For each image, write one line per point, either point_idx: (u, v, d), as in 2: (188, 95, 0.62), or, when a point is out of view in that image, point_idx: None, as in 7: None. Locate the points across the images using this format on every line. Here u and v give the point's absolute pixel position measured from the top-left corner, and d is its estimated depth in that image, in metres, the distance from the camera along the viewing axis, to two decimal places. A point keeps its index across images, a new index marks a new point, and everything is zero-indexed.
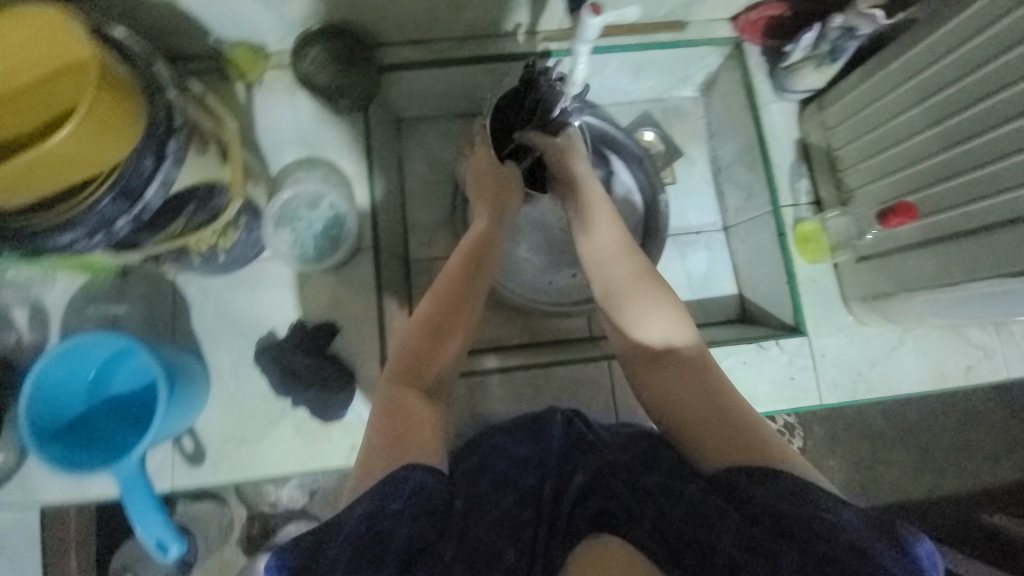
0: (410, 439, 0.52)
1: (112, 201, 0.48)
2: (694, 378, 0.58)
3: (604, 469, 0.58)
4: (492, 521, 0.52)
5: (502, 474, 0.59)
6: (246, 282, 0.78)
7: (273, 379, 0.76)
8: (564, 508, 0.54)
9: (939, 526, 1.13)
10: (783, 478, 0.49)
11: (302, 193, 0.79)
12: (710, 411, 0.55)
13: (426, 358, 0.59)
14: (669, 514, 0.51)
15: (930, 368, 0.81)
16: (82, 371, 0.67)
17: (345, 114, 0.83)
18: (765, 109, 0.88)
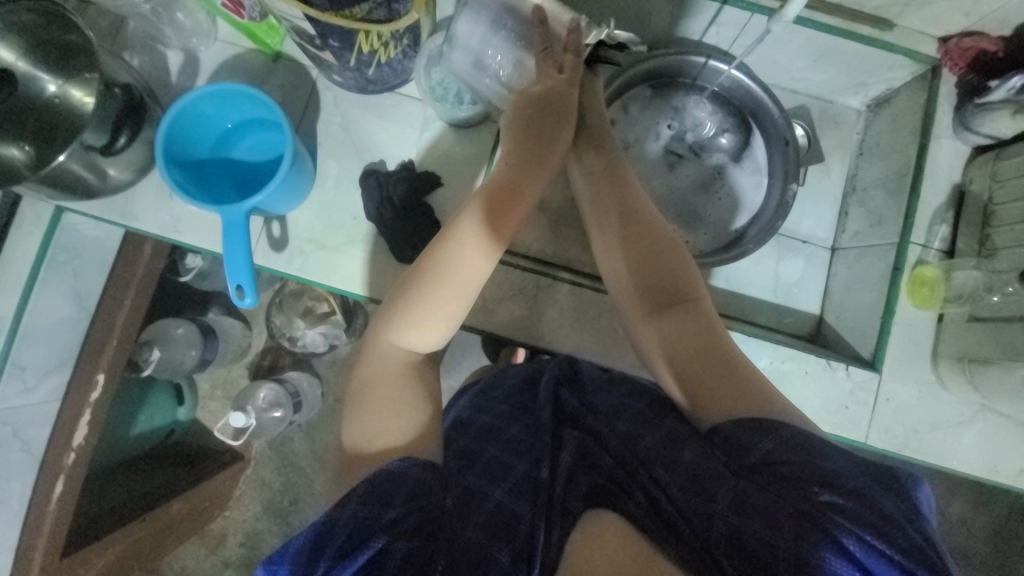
0: (386, 411, 0.53)
1: None
2: (694, 335, 0.58)
3: (591, 444, 0.56)
4: (483, 517, 0.49)
5: (494, 452, 0.56)
6: (379, 109, 0.81)
7: (369, 203, 0.79)
8: (558, 495, 0.51)
9: None
10: (786, 432, 0.49)
11: None
12: (710, 367, 0.56)
13: (414, 310, 0.57)
14: (668, 487, 0.49)
15: (986, 456, 0.78)
16: (220, 118, 0.71)
17: None
18: (936, 141, 0.82)
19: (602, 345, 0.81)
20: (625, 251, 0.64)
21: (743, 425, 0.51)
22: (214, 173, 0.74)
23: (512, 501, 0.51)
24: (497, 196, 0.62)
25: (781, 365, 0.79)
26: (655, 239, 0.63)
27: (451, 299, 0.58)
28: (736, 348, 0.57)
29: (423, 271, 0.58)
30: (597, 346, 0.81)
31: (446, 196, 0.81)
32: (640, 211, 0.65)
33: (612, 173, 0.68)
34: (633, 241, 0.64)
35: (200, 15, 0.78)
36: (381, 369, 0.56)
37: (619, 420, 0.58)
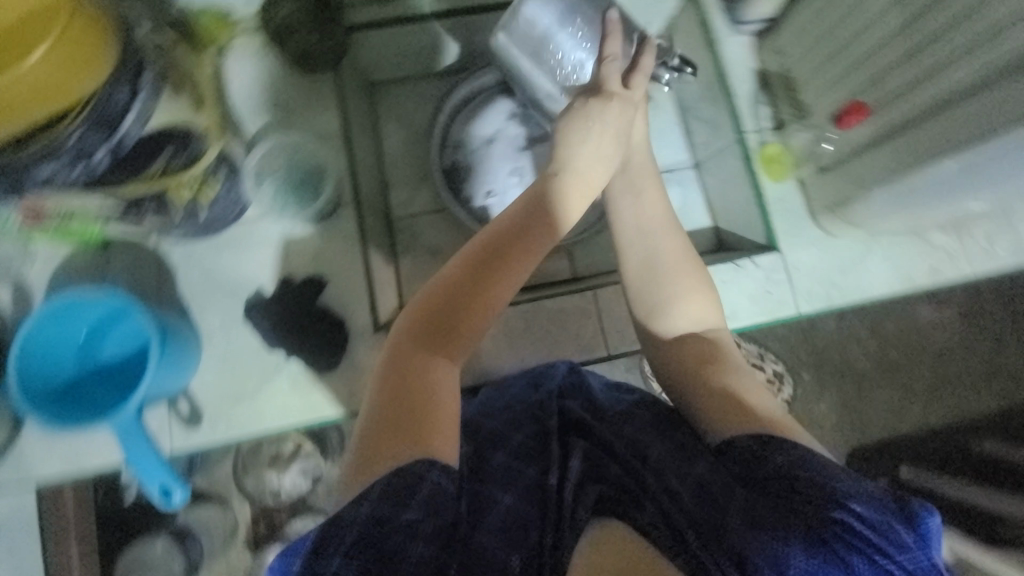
0: (416, 422, 0.48)
1: (91, 131, 0.57)
2: (700, 350, 0.56)
3: (598, 450, 0.53)
4: (497, 519, 0.47)
5: (504, 459, 0.53)
6: (230, 244, 0.78)
7: (264, 334, 0.77)
8: (568, 503, 0.49)
9: (913, 451, 1.21)
10: (800, 451, 0.46)
11: (280, 148, 0.80)
12: (730, 379, 0.54)
13: (452, 319, 0.53)
14: (681, 500, 0.46)
15: (897, 272, 0.86)
16: (75, 331, 0.69)
17: (316, 75, 0.84)
18: (723, 43, 0.91)
19: (546, 349, 0.82)
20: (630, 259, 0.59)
21: (764, 441, 0.47)
22: (99, 383, 0.71)
23: (527, 509, 0.49)
24: (553, 194, 0.57)
25: None
26: (667, 262, 0.59)
27: (481, 317, 0.54)
28: (740, 371, 0.55)
29: (460, 277, 0.54)
30: (542, 352, 0.82)
31: (335, 291, 0.80)
32: (637, 226, 0.60)
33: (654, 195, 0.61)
34: (641, 255, 0.59)
35: (10, 240, 0.74)
36: (406, 386, 0.50)
37: (627, 423, 0.54)
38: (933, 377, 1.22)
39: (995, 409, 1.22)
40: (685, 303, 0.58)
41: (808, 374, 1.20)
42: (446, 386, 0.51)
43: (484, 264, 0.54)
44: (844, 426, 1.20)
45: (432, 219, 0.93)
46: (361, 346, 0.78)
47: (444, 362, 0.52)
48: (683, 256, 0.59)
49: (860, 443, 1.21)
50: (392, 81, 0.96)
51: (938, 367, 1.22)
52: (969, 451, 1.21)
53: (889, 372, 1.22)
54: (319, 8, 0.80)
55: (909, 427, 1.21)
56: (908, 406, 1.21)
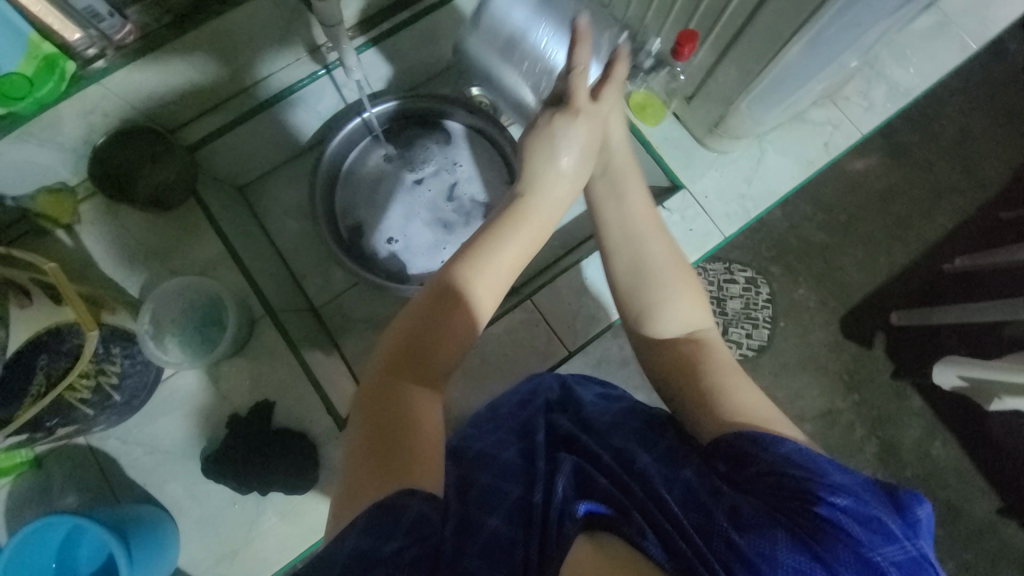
0: (404, 452, 0.46)
1: None
2: (692, 351, 0.56)
3: (588, 460, 0.47)
4: (481, 543, 0.40)
5: (490, 480, 0.47)
6: (162, 409, 0.75)
7: (231, 483, 0.73)
8: (554, 508, 0.41)
9: (902, 296, 1.22)
10: (788, 447, 0.44)
11: (170, 296, 0.78)
12: (729, 377, 0.53)
13: (430, 346, 0.52)
14: (668, 499, 0.41)
15: (797, 160, 0.88)
16: (43, 562, 0.66)
17: (177, 208, 0.81)
18: None
19: (510, 371, 0.81)
20: (614, 274, 0.60)
21: (745, 435, 0.46)
22: None
23: (512, 531, 0.41)
24: (529, 205, 0.57)
25: None
26: (656, 264, 0.58)
27: (458, 345, 0.53)
28: (730, 373, 0.54)
29: (433, 302, 0.53)
30: (506, 376, 0.81)
31: (286, 407, 0.77)
32: (623, 229, 0.59)
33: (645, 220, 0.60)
34: (627, 260, 0.59)
35: None
36: (386, 411, 0.49)
37: (615, 434, 0.50)
38: (886, 222, 1.25)
39: (953, 226, 1.24)
40: (681, 305, 0.58)
41: (777, 269, 1.22)
42: (428, 412, 0.50)
43: (457, 287, 0.53)
44: (826, 302, 1.23)
45: (356, 292, 0.91)
46: (333, 448, 0.75)
47: (425, 392, 0.51)
48: (673, 260, 0.59)
49: (848, 311, 1.23)
50: (261, 176, 0.94)
51: (885, 212, 1.25)
52: (949, 274, 1.23)
53: (844, 235, 1.24)
54: (152, 144, 0.76)
55: (885, 277, 1.23)
56: (876, 258, 1.24)
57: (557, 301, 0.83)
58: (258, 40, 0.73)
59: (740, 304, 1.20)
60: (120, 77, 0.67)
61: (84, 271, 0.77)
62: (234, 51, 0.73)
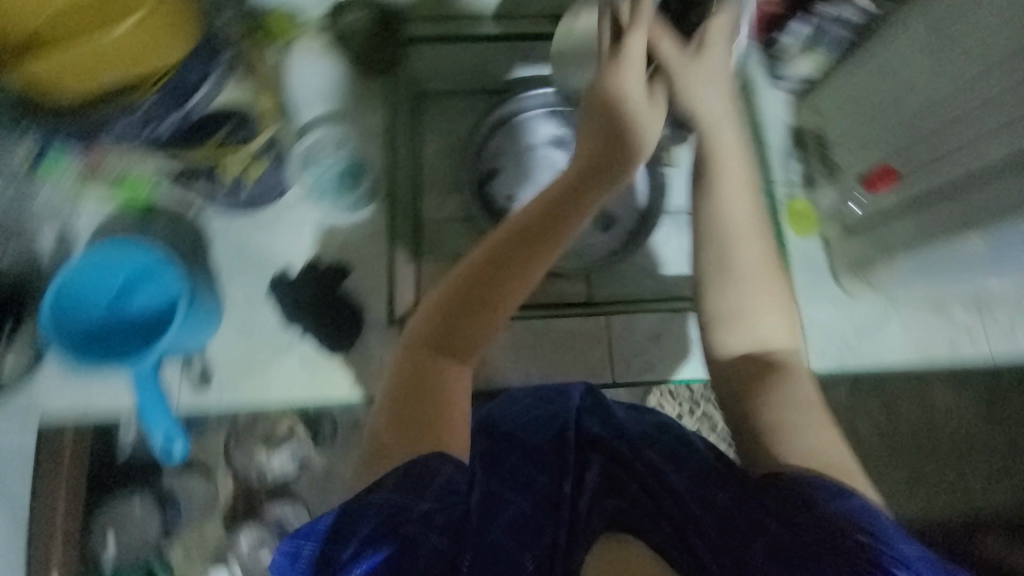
0: (423, 423, 0.49)
1: (158, 104, 0.70)
2: (756, 372, 0.53)
3: (616, 466, 0.48)
4: (507, 520, 0.44)
5: (516, 463, 0.49)
6: (264, 223, 0.83)
7: (284, 311, 0.80)
8: (581, 513, 0.44)
9: None
10: (855, 503, 0.43)
11: (330, 139, 0.86)
12: (790, 399, 0.51)
13: (460, 329, 0.53)
14: (700, 523, 0.43)
15: (916, 342, 0.85)
16: (109, 281, 0.72)
17: (372, 80, 0.90)
18: (761, 95, 0.94)
19: (551, 363, 0.86)
20: (699, 256, 0.56)
21: (814, 480, 0.44)
22: None
23: (536, 515, 0.44)
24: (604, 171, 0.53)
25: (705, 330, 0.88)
26: (748, 262, 0.54)
27: (491, 317, 0.54)
28: (808, 428, 0.49)
29: (474, 275, 0.53)
30: (547, 368, 0.85)
31: (357, 280, 0.82)
32: (715, 215, 0.55)
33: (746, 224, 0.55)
34: (714, 253, 0.55)
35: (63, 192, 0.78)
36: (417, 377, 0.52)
37: (647, 445, 0.51)
38: None
39: None
40: (764, 322, 0.54)
41: None
42: (459, 386, 0.53)
43: (495, 271, 0.53)
44: None
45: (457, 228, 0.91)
46: (374, 334, 0.81)
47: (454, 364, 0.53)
48: (765, 263, 0.55)
49: None
50: (441, 92, 0.92)
51: None
52: None
53: None
54: (383, 20, 0.85)
55: None
56: None
57: (626, 330, 0.88)
58: None
59: None
60: None
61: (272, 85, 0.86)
62: None
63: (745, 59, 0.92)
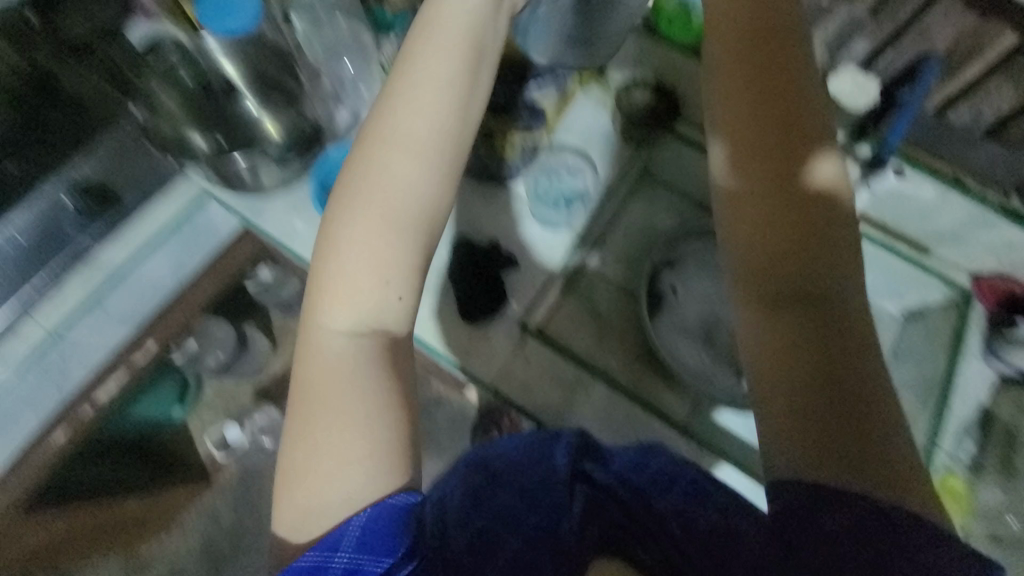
0: (323, 423, 0.58)
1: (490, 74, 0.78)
2: (812, 377, 0.55)
3: (602, 496, 0.62)
4: (504, 559, 0.56)
5: (505, 501, 0.61)
6: (482, 194, 0.95)
7: (453, 265, 0.89)
8: (577, 550, 0.58)
9: None
10: (867, 513, 0.50)
11: (573, 165, 0.97)
12: (838, 397, 0.55)
13: (321, 280, 0.63)
14: (684, 547, 0.59)
15: None
16: None
17: (627, 141, 1.01)
18: (965, 362, 0.91)
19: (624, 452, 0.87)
20: (780, 276, 0.59)
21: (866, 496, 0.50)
22: None
23: (529, 556, 0.57)
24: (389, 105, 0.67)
25: None
26: (825, 271, 0.59)
27: (349, 248, 0.63)
28: (865, 439, 0.53)
29: (340, 218, 0.64)
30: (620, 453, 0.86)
31: (518, 278, 0.91)
32: (796, 250, 0.60)
33: (805, 218, 0.60)
34: (795, 253, 0.60)
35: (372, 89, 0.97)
36: (343, 361, 0.61)
37: (637, 476, 0.64)
38: None
39: None
40: (807, 319, 0.57)
41: None
42: (319, 338, 0.63)
43: (350, 193, 0.65)
44: None
45: (615, 294, 1.00)
46: (504, 328, 0.88)
47: (317, 321, 0.63)
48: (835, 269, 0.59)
49: None
50: (661, 183, 1.06)
51: None
52: None
53: None
54: (665, 106, 0.98)
55: None
56: None
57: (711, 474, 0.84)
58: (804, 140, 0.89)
59: None
60: None
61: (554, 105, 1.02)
62: None
63: (966, 320, 0.93)
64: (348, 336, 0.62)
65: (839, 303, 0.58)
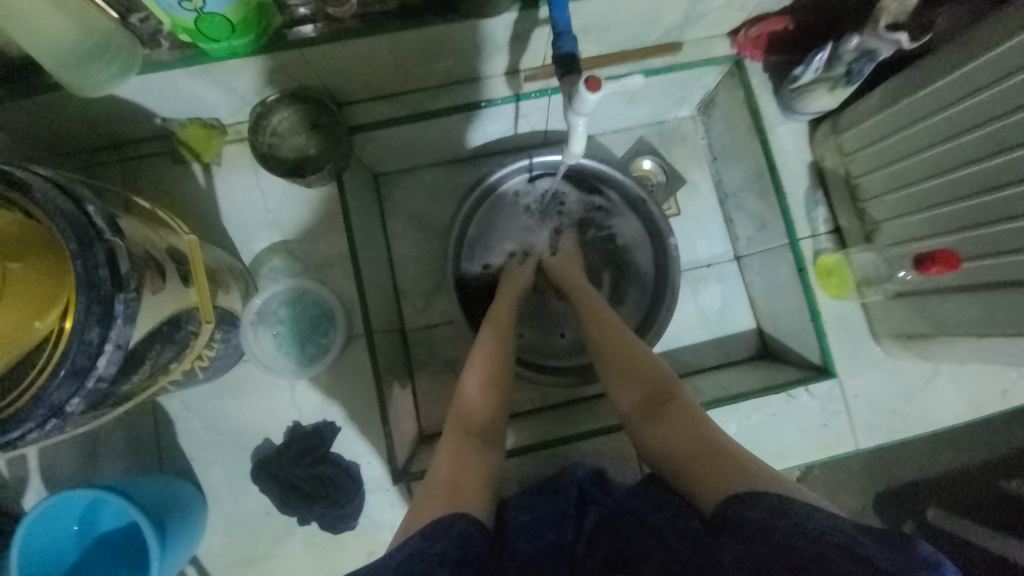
0: (451, 488, 0.53)
1: (61, 383, 0.41)
2: (688, 434, 0.56)
3: (613, 512, 0.58)
4: (533, 544, 0.54)
5: (539, 509, 0.59)
6: (231, 390, 0.72)
7: (274, 497, 0.69)
8: (580, 557, 0.54)
9: (948, 498, 1.19)
10: (770, 499, 0.47)
11: (282, 288, 0.74)
12: (690, 422, 0.57)
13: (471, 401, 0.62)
14: (676, 552, 0.50)
15: (968, 400, 0.75)
16: (66, 523, 0.61)
17: (317, 187, 0.76)
18: (773, 132, 0.79)
19: None
20: (622, 390, 0.64)
21: (745, 491, 0.48)
22: (100, 567, 0.63)
23: (545, 562, 0.53)
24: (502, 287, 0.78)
25: (750, 421, 0.74)
26: (634, 364, 0.64)
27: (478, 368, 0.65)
28: (734, 465, 0.51)
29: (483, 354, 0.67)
30: None
31: (349, 438, 0.72)
32: (608, 353, 0.67)
33: (610, 336, 0.69)
34: (633, 370, 0.64)
35: None
36: (456, 470, 0.56)
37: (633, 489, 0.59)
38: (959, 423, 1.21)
39: None
40: (626, 370, 0.64)
41: None
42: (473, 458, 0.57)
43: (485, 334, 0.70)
44: (871, 473, 1.21)
45: (452, 333, 0.87)
46: (379, 498, 0.71)
47: (460, 432, 0.60)
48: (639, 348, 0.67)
49: (885, 494, 1.20)
50: (399, 170, 0.89)
51: None
52: (998, 493, 1.19)
53: None
54: (319, 113, 0.73)
55: (938, 471, 1.20)
56: (939, 451, 1.21)
57: None
58: (462, 50, 0.69)
59: None
60: (316, 50, 0.63)
61: (208, 215, 0.75)
62: (432, 52, 0.69)
63: (752, 89, 0.78)
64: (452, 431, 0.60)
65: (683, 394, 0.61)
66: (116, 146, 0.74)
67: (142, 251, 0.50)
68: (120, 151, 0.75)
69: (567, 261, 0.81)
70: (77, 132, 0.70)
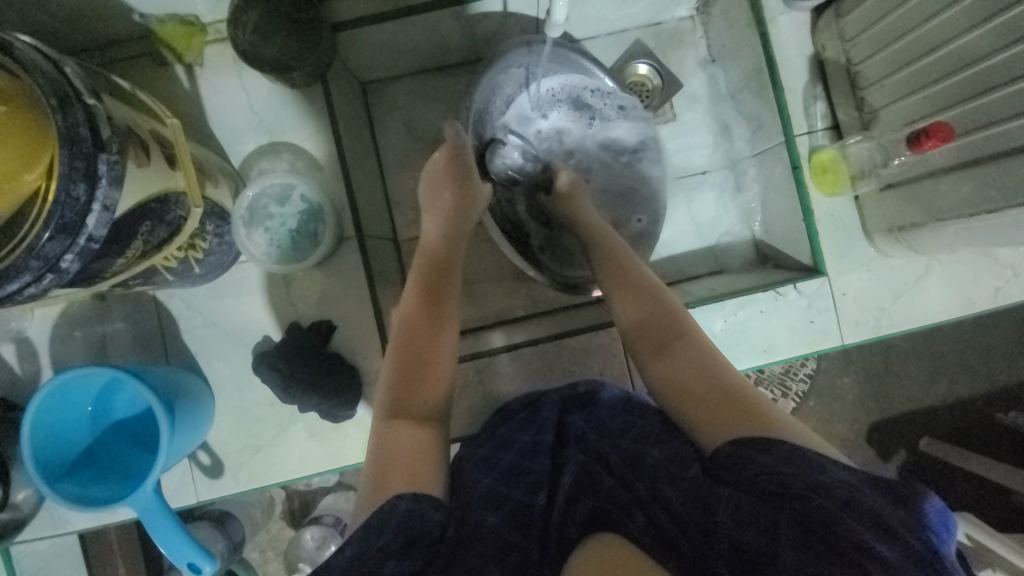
0: (402, 465, 0.53)
1: (51, 239, 0.42)
2: (695, 375, 0.56)
3: (592, 461, 0.53)
4: (508, 513, 0.50)
5: (508, 462, 0.56)
6: (230, 289, 0.74)
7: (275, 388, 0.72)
8: (556, 521, 0.49)
9: (939, 428, 1.21)
10: (782, 447, 0.47)
11: (269, 187, 0.74)
12: (698, 362, 0.57)
13: (423, 341, 0.62)
14: (670, 502, 0.48)
15: (957, 299, 0.75)
16: (80, 402, 0.65)
17: (300, 88, 0.75)
18: (773, 23, 0.76)
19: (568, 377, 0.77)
20: (632, 322, 0.62)
21: (756, 438, 0.49)
22: (116, 447, 0.68)
23: (512, 534, 0.48)
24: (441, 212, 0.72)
25: (737, 317, 0.75)
26: (649, 303, 0.63)
27: (438, 318, 0.63)
28: (738, 409, 0.52)
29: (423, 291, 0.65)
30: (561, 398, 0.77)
31: (345, 335, 0.75)
32: (621, 292, 0.65)
33: (620, 274, 0.66)
34: (644, 309, 0.62)
35: None
36: (412, 449, 0.55)
37: (623, 436, 0.56)
38: (955, 354, 1.22)
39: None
40: (638, 305, 0.63)
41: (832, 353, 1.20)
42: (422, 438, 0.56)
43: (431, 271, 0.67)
44: (865, 403, 1.22)
45: None
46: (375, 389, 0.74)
47: (421, 379, 0.60)
48: (647, 283, 0.64)
49: (878, 424, 1.22)
50: (386, 79, 0.88)
51: (963, 342, 1.22)
52: (989, 424, 1.21)
53: (912, 348, 1.22)
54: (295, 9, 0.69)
55: (932, 402, 1.22)
56: (934, 381, 1.22)
57: None
58: None
59: (780, 372, 1.20)
60: None
61: (195, 118, 0.75)
62: None
63: None
64: (403, 378, 0.59)
65: (695, 332, 0.60)
66: (98, 49, 0.74)
67: (126, 127, 0.50)
68: (102, 54, 0.74)
69: (568, 187, 0.77)
70: (57, 30, 0.69)
